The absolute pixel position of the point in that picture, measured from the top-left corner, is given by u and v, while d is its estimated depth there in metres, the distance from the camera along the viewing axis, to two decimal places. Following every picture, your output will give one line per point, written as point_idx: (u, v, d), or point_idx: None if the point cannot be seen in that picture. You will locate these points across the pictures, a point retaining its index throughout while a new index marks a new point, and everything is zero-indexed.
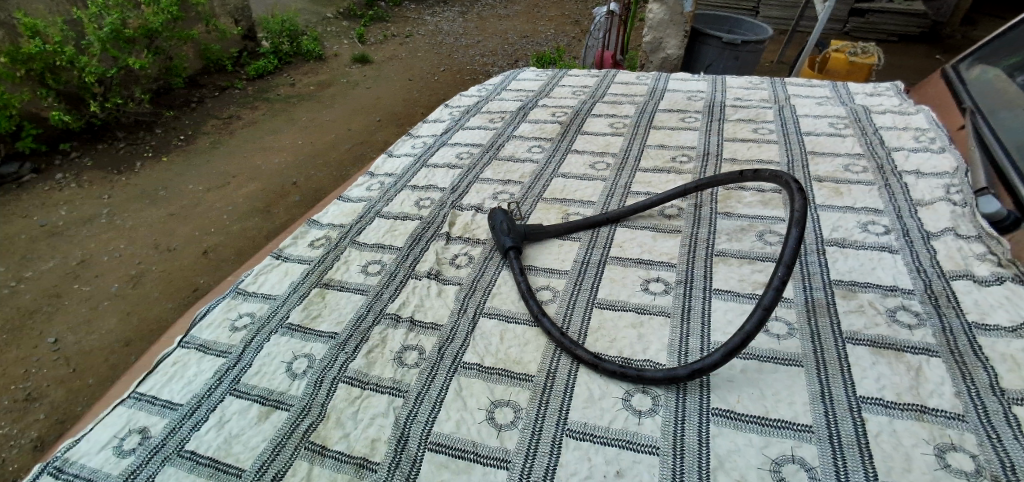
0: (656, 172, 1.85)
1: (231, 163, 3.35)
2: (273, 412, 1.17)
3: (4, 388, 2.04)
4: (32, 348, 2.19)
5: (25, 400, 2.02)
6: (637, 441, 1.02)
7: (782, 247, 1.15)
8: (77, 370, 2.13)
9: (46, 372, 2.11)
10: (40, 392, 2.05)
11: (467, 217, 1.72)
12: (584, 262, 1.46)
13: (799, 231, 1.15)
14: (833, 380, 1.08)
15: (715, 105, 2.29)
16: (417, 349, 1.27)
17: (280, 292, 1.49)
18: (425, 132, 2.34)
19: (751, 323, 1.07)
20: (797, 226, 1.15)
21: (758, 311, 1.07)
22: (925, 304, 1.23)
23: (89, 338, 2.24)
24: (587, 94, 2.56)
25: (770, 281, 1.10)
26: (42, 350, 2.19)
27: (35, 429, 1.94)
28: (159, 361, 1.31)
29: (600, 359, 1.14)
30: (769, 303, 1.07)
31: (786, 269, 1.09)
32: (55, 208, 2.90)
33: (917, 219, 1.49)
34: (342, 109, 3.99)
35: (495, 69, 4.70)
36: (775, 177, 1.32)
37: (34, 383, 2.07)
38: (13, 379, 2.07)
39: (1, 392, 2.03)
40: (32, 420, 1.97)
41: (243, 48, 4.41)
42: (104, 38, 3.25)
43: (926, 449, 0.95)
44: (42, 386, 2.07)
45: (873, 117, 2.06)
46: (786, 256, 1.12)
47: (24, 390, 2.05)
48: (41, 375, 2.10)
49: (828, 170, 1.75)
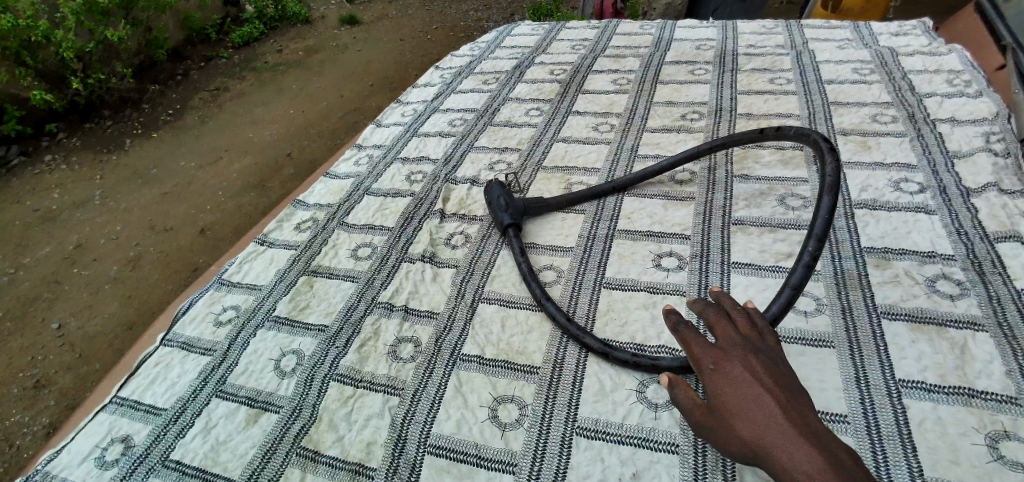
0: (665, 133, 1.71)
1: (220, 136, 3.21)
2: (262, 415, 1.08)
3: (11, 377, 1.99)
4: (36, 335, 2.13)
5: (34, 387, 1.97)
6: (653, 438, 0.94)
7: (812, 217, 1.03)
8: (83, 356, 2.07)
9: (52, 359, 2.06)
10: (48, 379, 1.99)
11: (462, 191, 1.60)
12: (590, 237, 1.35)
13: (831, 199, 1.02)
14: (869, 363, 0.98)
15: (726, 54, 2.11)
16: (413, 341, 1.18)
17: (266, 282, 1.39)
18: (415, 98, 2.18)
19: (777, 305, 0.96)
20: (829, 194, 1.02)
21: (786, 291, 0.96)
22: (967, 271, 1.11)
23: (92, 323, 2.18)
24: (586, 48, 2.38)
25: (798, 257, 0.99)
26: (46, 336, 2.13)
27: (45, 415, 1.90)
28: (141, 363, 1.23)
29: (611, 347, 1.05)
30: (798, 282, 0.97)
31: (817, 244, 0.97)
32: (48, 191, 2.80)
33: (954, 173, 1.36)
34: (331, 74, 3.79)
35: (490, 24, 4.43)
36: (801, 136, 1.17)
37: (41, 370, 2.02)
38: (20, 367, 2.02)
39: (9, 380, 1.98)
40: (43, 407, 1.92)
41: (226, 15, 4.19)
42: (78, 10, 3.05)
43: (976, 439, 0.86)
44: (49, 372, 2.02)
45: (901, 60, 1.88)
46: (817, 228, 1.00)
47: (32, 378, 2.00)
48: (47, 362, 2.05)
49: (854, 122, 1.60)
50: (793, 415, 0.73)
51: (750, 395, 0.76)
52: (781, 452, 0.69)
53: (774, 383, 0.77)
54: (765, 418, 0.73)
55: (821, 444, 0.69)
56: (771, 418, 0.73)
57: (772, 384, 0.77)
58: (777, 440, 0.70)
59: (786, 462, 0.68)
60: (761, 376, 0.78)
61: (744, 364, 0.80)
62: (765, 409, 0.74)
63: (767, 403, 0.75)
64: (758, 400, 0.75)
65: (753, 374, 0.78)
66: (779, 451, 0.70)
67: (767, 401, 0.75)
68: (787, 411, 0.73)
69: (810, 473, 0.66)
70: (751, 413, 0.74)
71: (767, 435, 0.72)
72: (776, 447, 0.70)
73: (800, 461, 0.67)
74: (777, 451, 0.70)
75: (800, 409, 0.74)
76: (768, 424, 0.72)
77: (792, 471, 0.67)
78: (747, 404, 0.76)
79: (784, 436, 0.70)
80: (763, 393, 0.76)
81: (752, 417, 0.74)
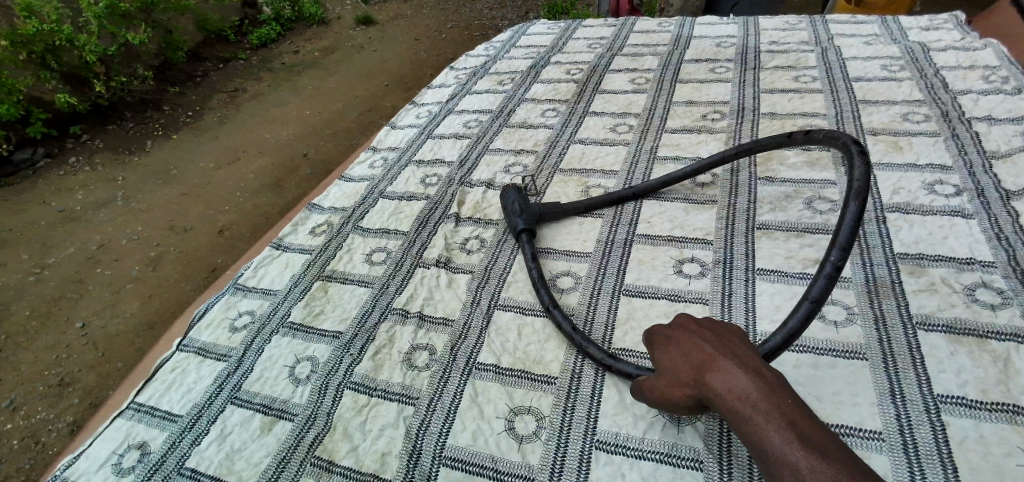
0: (685, 133, 1.66)
1: (237, 136, 3.23)
2: (277, 423, 1.07)
3: (36, 375, 2.02)
4: (61, 334, 2.16)
5: (57, 386, 1.99)
6: (677, 454, 0.90)
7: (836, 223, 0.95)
8: (105, 355, 2.09)
9: (76, 357, 2.08)
10: (72, 378, 2.02)
11: (477, 194, 1.57)
12: (608, 242, 1.32)
13: (858, 206, 0.96)
14: (904, 377, 0.93)
15: (748, 52, 2.06)
16: (428, 348, 1.15)
17: (281, 287, 1.38)
18: (429, 99, 2.16)
19: (797, 318, 0.89)
20: (856, 199, 0.96)
21: (806, 304, 0.89)
22: (1009, 278, 1.05)
23: (113, 322, 2.20)
24: (603, 46, 2.34)
25: (820, 267, 0.91)
26: (70, 336, 2.15)
27: (70, 414, 1.92)
28: (157, 368, 1.22)
29: (613, 359, 1.00)
30: (819, 295, 0.89)
31: (841, 252, 0.91)
32: (72, 192, 2.84)
33: (992, 175, 1.30)
34: (348, 74, 3.79)
35: (505, 23, 4.39)
36: (830, 140, 1.11)
37: (65, 369, 2.04)
38: (45, 366, 2.05)
39: (34, 379, 2.01)
40: (67, 405, 1.94)
41: (244, 17, 4.20)
42: (100, 14, 3.15)
43: (1022, 460, 0.81)
44: (73, 371, 2.04)
45: (933, 56, 1.81)
46: (841, 237, 0.93)
47: (56, 376, 2.02)
48: (71, 361, 2.07)
49: (884, 121, 1.54)
50: (724, 346, 0.76)
51: (686, 341, 0.79)
52: (711, 377, 0.72)
53: (710, 327, 0.81)
54: (698, 354, 0.76)
55: (748, 366, 0.72)
56: (703, 351, 0.76)
57: (704, 326, 0.81)
58: (708, 367, 0.73)
59: (716, 385, 0.71)
60: (694, 323, 0.82)
61: (682, 318, 0.84)
62: (698, 349, 0.77)
63: (699, 340, 0.78)
64: (691, 341, 0.78)
65: (688, 324, 0.82)
66: (710, 377, 0.72)
67: (699, 339, 0.78)
68: (718, 343, 0.76)
69: (735, 391, 0.69)
70: (688, 352, 0.78)
71: (699, 365, 0.75)
72: (710, 379, 0.72)
73: (727, 381, 0.70)
74: (708, 376, 0.73)
75: (733, 341, 0.77)
76: (699, 358, 0.75)
77: (721, 392, 0.70)
78: (685, 349, 0.78)
79: (714, 363, 0.73)
80: (697, 334, 0.79)
81: (688, 359, 0.77)
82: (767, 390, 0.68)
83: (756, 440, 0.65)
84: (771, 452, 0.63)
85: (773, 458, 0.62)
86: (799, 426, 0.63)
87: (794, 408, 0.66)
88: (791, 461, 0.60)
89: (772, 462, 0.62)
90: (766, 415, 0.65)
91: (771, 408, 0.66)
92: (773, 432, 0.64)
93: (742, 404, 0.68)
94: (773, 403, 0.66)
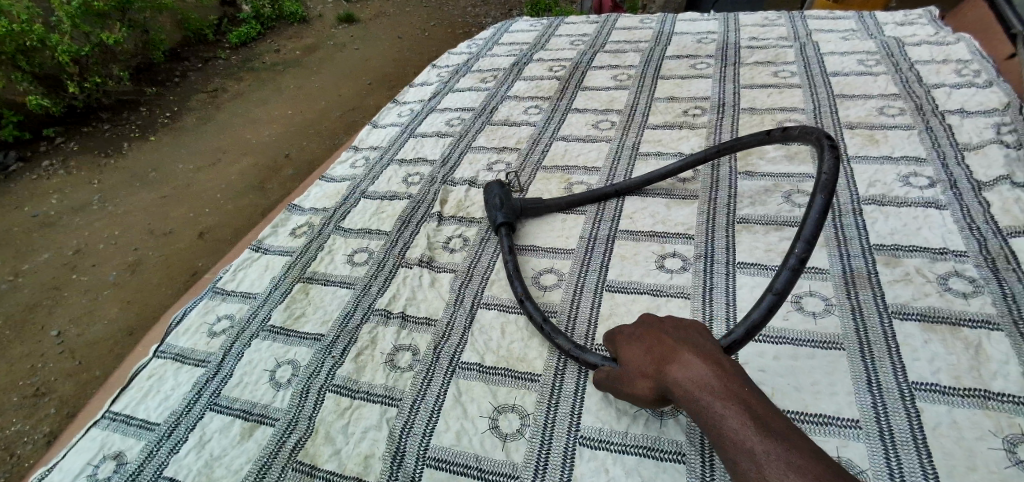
0: (666, 129, 1.67)
1: (217, 138, 3.18)
2: (257, 428, 1.06)
3: (12, 385, 1.97)
4: (36, 342, 2.11)
5: (34, 396, 1.95)
6: (659, 448, 0.91)
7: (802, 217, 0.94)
8: (83, 363, 2.05)
9: (52, 366, 2.04)
10: (49, 387, 1.97)
11: (460, 193, 1.57)
12: (591, 239, 1.32)
13: (825, 199, 0.93)
14: (881, 365, 0.94)
15: (728, 48, 2.07)
16: (411, 349, 1.15)
17: (261, 290, 1.36)
18: (412, 98, 2.15)
19: (758, 311, 0.89)
20: (823, 192, 0.94)
21: (769, 297, 0.89)
22: (981, 267, 1.07)
23: (91, 329, 2.16)
24: (585, 43, 2.34)
25: (784, 260, 0.91)
26: (46, 344, 2.11)
27: (46, 424, 1.88)
28: (133, 376, 1.20)
29: (581, 351, 1.00)
30: (783, 287, 0.89)
31: (806, 245, 0.89)
32: (46, 196, 2.78)
33: (964, 166, 1.32)
34: (329, 73, 3.75)
35: (488, 20, 4.38)
36: (805, 136, 1.09)
37: (41, 378, 2.00)
38: (20, 375, 2.00)
39: (9, 389, 1.96)
40: (43, 415, 1.90)
41: (223, 15, 4.16)
42: (73, 13, 3.03)
43: (994, 444, 0.83)
44: (49, 380, 2.00)
45: (908, 50, 1.84)
46: (806, 230, 0.91)
47: (32, 386, 1.98)
48: (47, 370, 2.03)
49: (861, 115, 1.56)
50: (685, 340, 0.78)
51: (651, 338, 0.81)
52: (671, 368, 0.74)
53: (674, 325, 0.82)
54: (661, 348, 0.78)
55: (708, 357, 0.73)
56: (665, 346, 0.77)
57: (669, 324, 0.83)
58: (669, 358, 0.75)
59: (676, 375, 0.72)
60: (660, 323, 0.84)
61: (649, 319, 0.86)
62: (662, 343, 0.78)
63: (663, 337, 0.80)
64: (656, 338, 0.80)
65: (655, 324, 0.84)
66: (671, 367, 0.74)
67: (664, 336, 0.80)
68: (680, 338, 0.78)
69: (694, 379, 0.70)
70: (651, 347, 0.79)
71: (661, 358, 0.76)
72: (671, 369, 0.73)
73: (687, 371, 0.72)
74: (669, 367, 0.74)
75: (694, 336, 0.79)
76: (662, 350, 0.77)
77: (680, 380, 0.71)
78: (650, 345, 0.80)
79: (675, 354, 0.75)
80: (660, 332, 0.81)
81: (652, 353, 0.78)
82: (724, 378, 0.69)
83: (713, 426, 0.66)
84: (727, 437, 0.64)
85: (730, 443, 0.63)
86: (754, 411, 0.65)
87: (750, 395, 0.67)
88: (747, 445, 0.61)
89: (729, 447, 0.63)
90: (723, 401, 0.66)
91: (728, 395, 0.67)
92: (729, 417, 0.65)
93: (700, 391, 0.69)
94: (730, 391, 0.67)
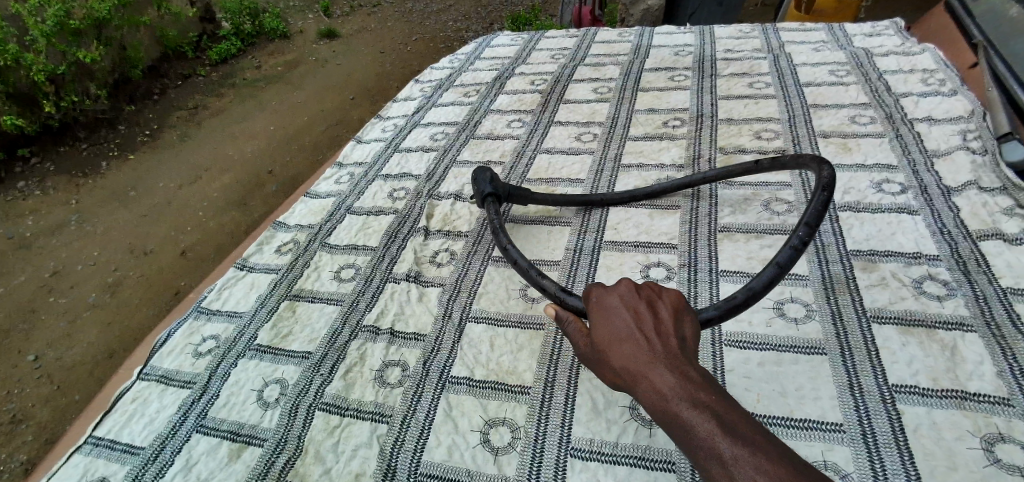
0: (647, 141, 1.70)
1: (198, 155, 3.15)
2: (245, 450, 1.05)
3: None
4: (12, 368, 2.05)
5: (10, 423, 1.90)
6: (650, 457, 0.92)
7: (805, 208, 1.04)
8: (61, 387, 2.00)
9: (29, 392, 1.98)
10: (26, 414, 1.93)
11: (446, 206, 1.58)
12: (577, 250, 1.33)
13: (826, 196, 1.05)
14: (862, 369, 0.97)
15: (705, 60, 2.12)
16: (400, 364, 1.15)
17: (247, 309, 1.35)
18: (396, 112, 2.16)
19: (758, 282, 0.93)
20: (823, 190, 1.06)
21: (772, 269, 0.94)
22: (953, 270, 1.11)
23: (70, 353, 2.11)
24: (566, 56, 2.38)
25: (787, 240, 0.99)
26: (22, 369, 2.05)
27: (23, 452, 1.83)
28: (117, 399, 1.18)
29: (566, 293, 1.02)
30: (784, 262, 0.95)
31: (808, 229, 0.98)
32: (21, 218, 2.72)
33: (934, 173, 1.37)
34: (311, 88, 3.75)
35: (469, 34, 4.42)
36: (796, 160, 1.23)
37: (17, 405, 1.94)
38: None
39: None
40: (20, 443, 1.85)
41: (202, 31, 4.09)
42: (48, 32, 2.99)
43: (971, 443, 0.85)
44: (26, 406, 1.95)
45: (876, 60, 1.90)
46: (808, 216, 1.02)
47: (8, 413, 1.93)
48: (23, 396, 1.97)
49: (834, 124, 1.61)
50: (656, 339, 0.75)
51: (621, 334, 0.78)
52: (642, 376, 0.72)
53: (645, 317, 0.79)
54: (632, 350, 0.75)
55: (678, 365, 0.71)
56: (635, 341, 0.76)
57: (640, 317, 0.79)
58: (640, 366, 0.73)
59: (648, 385, 0.71)
60: (632, 312, 0.80)
61: (621, 304, 0.82)
62: (633, 345, 0.76)
63: (633, 336, 0.77)
64: (627, 336, 0.77)
65: (626, 313, 0.80)
66: (643, 375, 0.72)
67: (634, 333, 0.77)
68: (651, 340, 0.75)
69: (664, 391, 0.69)
70: (622, 347, 0.77)
71: (632, 364, 0.74)
72: (642, 378, 0.72)
73: (658, 382, 0.70)
74: (640, 375, 0.72)
75: (666, 336, 0.76)
76: (632, 356, 0.75)
77: (651, 390, 0.70)
78: (620, 343, 0.77)
79: (646, 362, 0.73)
80: (631, 324, 0.78)
81: (623, 354, 0.76)
82: (693, 390, 0.68)
83: (685, 438, 0.65)
84: (697, 443, 0.63)
85: (697, 446, 0.63)
86: (723, 415, 0.64)
87: (719, 407, 0.66)
88: (717, 462, 0.60)
89: (700, 462, 0.63)
90: (692, 415, 0.65)
91: (698, 408, 0.66)
92: (699, 432, 0.64)
93: (671, 405, 0.68)
94: (699, 404, 0.66)
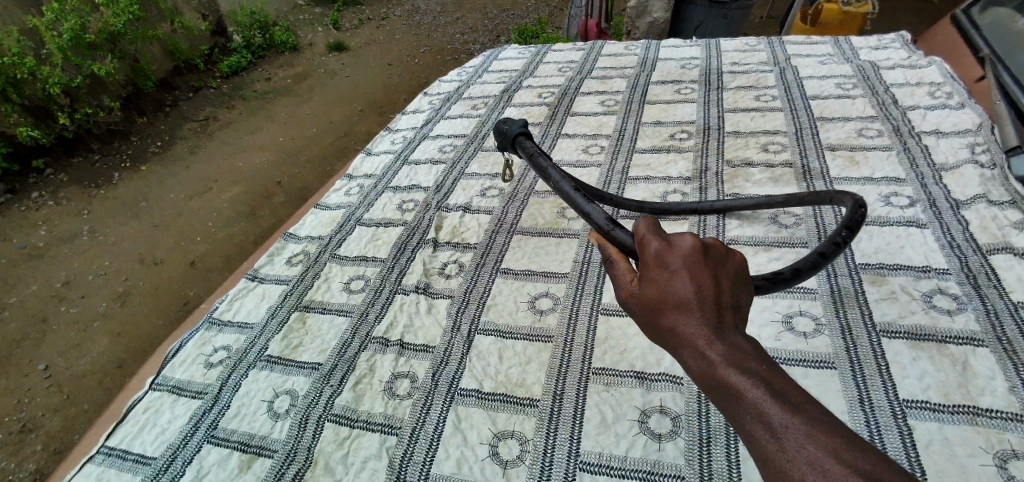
0: (654, 153, 1.72)
1: (209, 166, 3.19)
2: (256, 460, 1.05)
3: None
4: (23, 376, 2.07)
5: (20, 432, 1.92)
6: (658, 471, 0.92)
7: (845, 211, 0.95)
8: (71, 396, 2.02)
9: (39, 401, 2.00)
10: (36, 423, 1.94)
11: (455, 218, 1.59)
12: (585, 262, 1.34)
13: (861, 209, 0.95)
14: (872, 384, 0.97)
15: (711, 73, 2.14)
16: (409, 376, 1.15)
17: (257, 319, 1.36)
18: (404, 125, 2.18)
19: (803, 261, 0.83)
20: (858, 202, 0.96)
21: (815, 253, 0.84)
22: (963, 285, 1.11)
23: (80, 363, 2.13)
24: (573, 70, 2.40)
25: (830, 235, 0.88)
26: (33, 378, 2.07)
27: (33, 461, 1.84)
28: (129, 409, 1.19)
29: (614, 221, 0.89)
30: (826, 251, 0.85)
31: (850, 231, 0.88)
32: (34, 228, 2.75)
33: (942, 186, 1.37)
34: (320, 100, 3.79)
35: (476, 47, 4.47)
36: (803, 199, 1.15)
37: (27, 414, 1.96)
38: (5, 411, 1.96)
39: None
40: (30, 452, 1.87)
41: (214, 45, 4.14)
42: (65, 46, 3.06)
43: (985, 460, 0.85)
44: (36, 416, 1.96)
45: (882, 73, 1.91)
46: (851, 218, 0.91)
47: (19, 422, 1.94)
48: (33, 405, 1.99)
49: (841, 137, 1.62)
50: (712, 303, 0.62)
51: (673, 292, 0.64)
52: (690, 342, 0.60)
53: (705, 276, 0.64)
54: (683, 312, 0.62)
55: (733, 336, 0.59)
56: (688, 303, 0.62)
57: (698, 274, 0.64)
58: (690, 331, 0.60)
59: (697, 351, 0.59)
60: (690, 269, 0.65)
61: (679, 257, 0.66)
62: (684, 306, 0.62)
63: (686, 296, 0.63)
64: (678, 295, 0.63)
65: (681, 268, 0.65)
66: (693, 342, 0.59)
67: (688, 293, 0.63)
68: (706, 303, 0.62)
69: (716, 361, 0.57)
70: (669, 306, 0.63)
71: (679, 327, 0.61)
72: (691, 344, 0.59)
73: (708, 350, 0.58)
74: (688, 340, 0.60)
75: (723, 300, 0.63)
76: (682, 317, 0.61)
77: (699, 355, 0.58)
78: (669, 303, 0.64)
79: (697, 328, 0.60)
80: (688, 283, 0.63)
81: (671, 315, 0.62)
82: (750, 364, 0.56)
83: (734, 412, 0.54)
84: (750, 419, 0.52)
85: (750, 424, 0.52)
86: (782, 388, 0.54)
87: (780, 385, 0.54)
88: (772, 443, 0.50)
89: (750, 439, 0.52)
90: (748, 390, 0.54)
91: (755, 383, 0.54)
92: (754, 410, 0.52)
93: (721, 375, 0.56)
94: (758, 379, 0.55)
